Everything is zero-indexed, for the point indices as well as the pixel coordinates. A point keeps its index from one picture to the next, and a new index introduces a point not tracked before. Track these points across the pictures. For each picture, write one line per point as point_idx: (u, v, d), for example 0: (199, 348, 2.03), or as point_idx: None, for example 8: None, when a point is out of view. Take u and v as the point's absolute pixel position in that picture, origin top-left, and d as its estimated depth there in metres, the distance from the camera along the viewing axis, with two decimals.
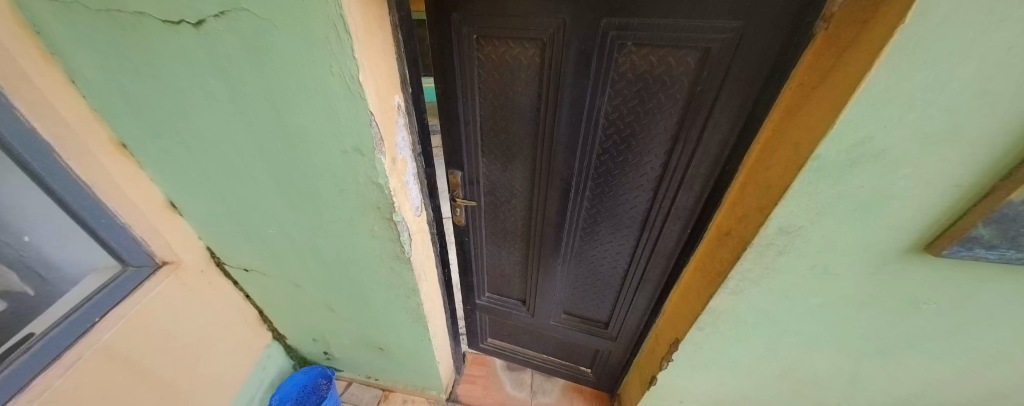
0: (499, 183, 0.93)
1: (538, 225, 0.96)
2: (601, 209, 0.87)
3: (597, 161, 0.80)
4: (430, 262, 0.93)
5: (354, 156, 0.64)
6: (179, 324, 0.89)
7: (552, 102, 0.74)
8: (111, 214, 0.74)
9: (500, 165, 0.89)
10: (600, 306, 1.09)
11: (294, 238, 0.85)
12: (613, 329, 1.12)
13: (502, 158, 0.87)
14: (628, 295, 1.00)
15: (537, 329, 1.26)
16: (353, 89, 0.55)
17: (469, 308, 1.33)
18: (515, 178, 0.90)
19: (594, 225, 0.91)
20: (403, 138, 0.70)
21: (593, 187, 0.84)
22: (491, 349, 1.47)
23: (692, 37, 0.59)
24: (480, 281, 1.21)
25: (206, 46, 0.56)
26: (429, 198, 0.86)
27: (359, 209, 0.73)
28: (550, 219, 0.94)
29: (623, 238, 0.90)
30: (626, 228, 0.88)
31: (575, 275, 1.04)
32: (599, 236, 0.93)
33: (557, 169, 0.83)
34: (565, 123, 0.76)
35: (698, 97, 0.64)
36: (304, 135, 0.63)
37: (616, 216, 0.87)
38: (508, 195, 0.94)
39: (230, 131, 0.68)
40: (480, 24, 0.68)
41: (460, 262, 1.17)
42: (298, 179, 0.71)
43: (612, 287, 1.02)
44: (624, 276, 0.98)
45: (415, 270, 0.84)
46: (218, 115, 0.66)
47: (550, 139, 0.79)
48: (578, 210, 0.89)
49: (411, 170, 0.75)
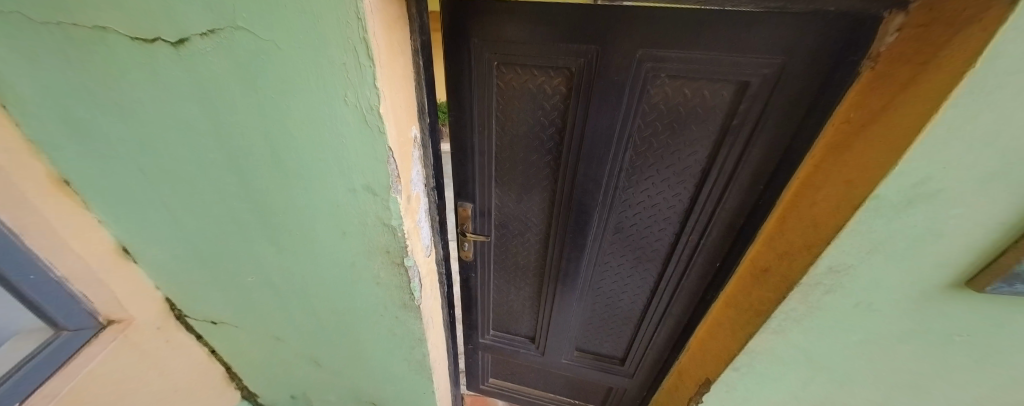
0: (513, 216, 0.86)
1: (554, 260, 0.90)
2: (623, 244, 0.83)
3: (622, 195, 0.75)
4: (436, 305, 0.83)
5: (364, 195, 0.55)
6: (128, 395, 0.73)
7: (576, 133, 0.69)
8: (44, 267, 0.59)
9: (515, 197, 0.83)
10: (617, 341, 1.03)
11: (279, 287, 0.73)
12: (629, 365, 1.06)
13: (518, 191, 0.81)
14: (647, 330, 0.96)
15: (546, 367, 1.18)
16: (370, 123, 0.48)
17: (470, 348, 1.22)
18: (531, 212, 0.84)
19: (615, 259, 0.86)
20: (417, 173, 0.62)
21: (616, 222, 0.79)
22: (492, 391, 1.36)
23: (731, 70, 0.57)
24: (484, 319, 1.11)
25: (187, 70, 0.47)
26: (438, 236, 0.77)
27: (364, 254, 0.63)
28: (567, 255, 0.88)
29: (644, 273, 0.86)
30: (649, 262, 0.84)
31: (590, 310, 0.98)
32: (618, 270, 0.88)
33: (578, 202, 0.78)
34: (589, 155, 0.71)
35: (733, 130, 0.62)
36: (305, 173, 0.54)
37: (639, 251, 0.83)
38: (522, 229, 0.88)
39: (208, 167, 0.57)
40: (502, 50, 0.63)
41: (463, 299, 1.08)
42: (292, 221, 0.61)
43: (630, 322, 0.97)
44: (643, 311, 0.93)
45: (424, 318, 0.74)
46: (195, 150, 0.55)
47: (572, 172, 0.74)
48: (598, 245, 0.84)
49: (424, 207, 0.67)
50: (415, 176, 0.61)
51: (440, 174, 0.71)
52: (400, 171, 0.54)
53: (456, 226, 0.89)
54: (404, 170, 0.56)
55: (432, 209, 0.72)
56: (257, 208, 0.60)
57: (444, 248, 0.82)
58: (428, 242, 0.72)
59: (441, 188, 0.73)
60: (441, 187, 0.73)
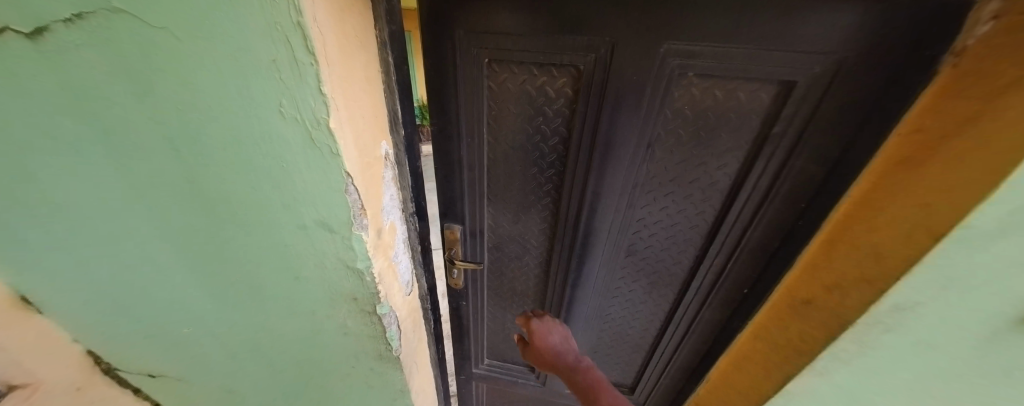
0: (508, 238, 0.75)
1: (556, 286, 0.79)
2: (636, 268, 0.72)
3: (635, 214, 0.64)
4: (422, 344, 0.72)
5: (319, 233, 0.42)
6: None
7: (583, 144, 0.58)
8: None
9: (511, 217, 0.71)
10: (626, 370, 0.93)
11: (227, 339, 0.59)
12: (639, 394, 0.97)
13: (515, 210, 0.70)
14: (661, 358, 0.86)
15: (547, 398, 1.10)
16: (319, 143, 0.35)
17: (463, 378, 1.12)
18: (529, 233, 0.73)
19: (626, 284, 0.76)
20: (391, 200, 0.50)
21: (627, 244, 0.69)
22: None
23: (775, 69, 0.46)
24: (478, 348, 1.01)
25: (48, 73, 0.33)
26: (422, 267, 0.65)
27: (326, 301, 0.51)
28: (570, 280, 0.77)
29: (658, 298, 0.76)
30: (664, 287, 0.74)
31: (596, 338, 0.88)
32: (630, 296, 0.77)
33: (585, 223, 0.67)
34: (599, 169, 0.60)
35: (771, 140, 0.52)
36: (240, 208, 0.42)
37: (653, 275, 0.72)
38: (520, 251, 0.77)
39: (104, 205, 0.42)
40: (493, 44, 0.51)
41: (454, 327, 0.97)
42: (231, 265, 0.48)
43: (641, 349, 0.87)
44: (655, 338, 0.84)
45: (404, 367, 0.62)
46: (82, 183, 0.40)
47: (578, 189, 0.63)
48: (607, 270, 0.74)
49: (401, 237, 0.55)
50: (388, 204, 0.49)
51: (422, 196, 0.59)
52: (367, 201, 0.42)
53: (445, 250, 0.78)
54: (372, 200, 0.44)
55: (413, 238, 0.60)
56: (180, 250, 0.47)
57: (429, 279, 0.70)
58: (408, 278, 0.60)
59: (423, 213, 0.60)
60: (423, 212, 0.60)
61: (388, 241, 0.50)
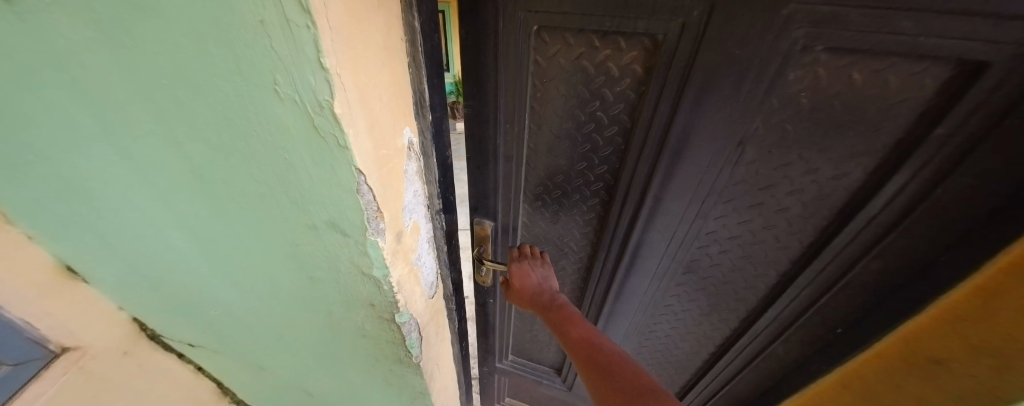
0: (546, 240, 0.67)
1: (596, 297, 0.70)
2: (697, 288, 0.61)
3: (706, 227, 0.53)
4: (445, 344, 0.68)
5: (328, 234, 0.36)
6: None
7: (652, 140, 0.46)
8: None
9: (551, 216, 0.62)
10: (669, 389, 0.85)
11: (251, 325, 0.58)
12: None
13: (556, 210, 0.61)
14: (712, 384, 0.77)
15: (572, 399, 1.06)
16: (324, 133, 0.27)
17: (486, 370, 1.10)
18: (571, 236, 0.64)
19: (680, 302, 0.65)
20: (415, 197, 0.42)
21: (690, 260, 0.58)
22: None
23: (965, 45, 0.30)
24: (503, 344, 0.97)
25: (7, 38, 0.27)
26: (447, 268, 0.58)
27: (341, 304, 0.46)
28: (613, 292, 0.67)
29: (719, 321, 0.65)
30: (730, 311, 0.62)
31: (637, 354, 0.80)
32: (682, 316, 0.67)
33: (640, 234, 0.56)
34: (667, 172, 0.48)
35: (925, 149, 0.37)
36: (247, 201, 0.36)
37: (717, 297, 0.61)
38: (557, 254, 0.68)
39: (112, 190, 0.39)
40: (546, 5, 0.39)
41: (480, 322, 0.92)
42: (244, 258, 0.44)
43: (688, 370, 0.78)
44: (706, 361, 0.74)
45: (424, 372, 0.58)
46: (85, 166, 0.37)
47: (637, 193, 0.52)
48: (659, 285, 0.63)
49: (425, 237, 0.48)
50: (410, 203, 0.41)
51: (450, 190, 0.52)
52: (384, 203, 0.35)
53: (473, 246, 0.71)
54: (390, 201, 0.36)
55: (438, 237, 0.53)
56: (195, 239, 0.44)
57: (455, 278, 0.64)
58: (432, 280, 0.54)
59: (450, 208, 0.53)
60: (450, 206, 0.53)
61: (410, 245, 0.43)
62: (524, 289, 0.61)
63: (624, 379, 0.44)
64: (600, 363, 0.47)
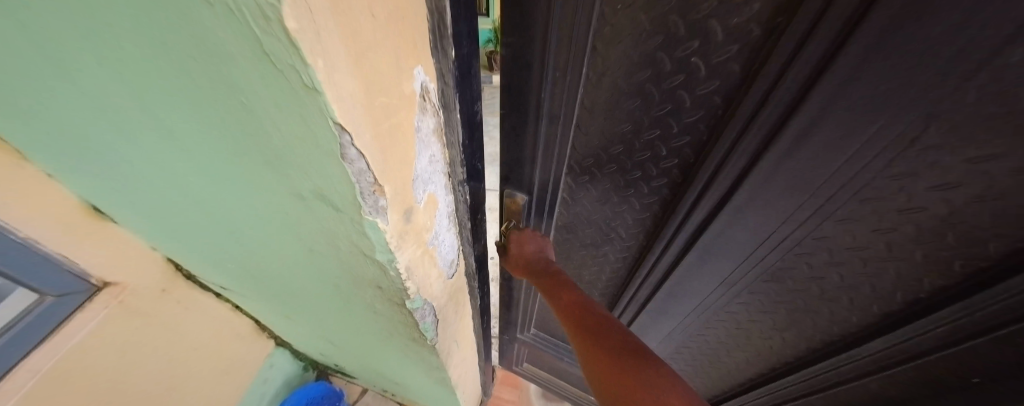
0: (591, 222, 0.60)
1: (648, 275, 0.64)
2: (785, 288, 0.52)
3: (819, 228, 0.40)
4: (467, 319, 0.64)
5: (318, 207, 0.28)
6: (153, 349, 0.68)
7: (771, 109, 0.30)
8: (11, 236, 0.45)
9: (600, 199, 0.53)
10: (715, 369, 0.83)
11: (267, 281, 0.56)
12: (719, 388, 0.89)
13: (608, 192, 0.52)
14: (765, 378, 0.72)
15: None
16: (279, 64, 0.17)
17: (507, 336, 1.09)
18: (625, 223, 0.55)
19: (753, 296, 0.57)
20: (430, 164, 0.32)
21: (787, 259, 0.47)
22: (524, 373, 1.23)
23: None
24: (525, 317, 0.93)
25: None
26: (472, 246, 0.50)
27: (347, 281, 0.40)
28: (679, 277, 0.60)
29: (796, 327, 0.56)
30: (817, 322, 0.52)
31: (687, 332, 0.76)
32: (751, 309, 0.60)
33: (723, 223, 0.45)
34: (784, 153, 0.34)
35: None
36: (221, 157, 0.28)
37: (806, 302, 0.51)
38: (604, 239, 0.62)
39: (79, 132, 0.32)
40: None
41: (504, 294, 0.87)
42: (241, 220, 0.38)
43: (737, 355, 0.73)
44: (771, 360, 0.67)
45: (439, 351, 0.54)
46: (38, 103, 0.30)
47: (729, 175, 0.39)
48: (736, 278, 0.54)
49: (445, 213, 0.39)
50: (422, 172, 0.31)
51: (478, 155, 0.42)
52: (381, 174, 0.25)
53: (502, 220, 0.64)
54: (390, 171, 0.26)
55: (461, 213, 0.43)
56: (187, 194, 0.38)
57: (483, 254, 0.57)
58: (454, 259, 0.46)
59: (478, 176, 0.44)
60: (478, 174, 0.44)
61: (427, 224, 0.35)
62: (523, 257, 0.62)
63: (613, 343, 0.48)
64: (592, 327, 0.51)
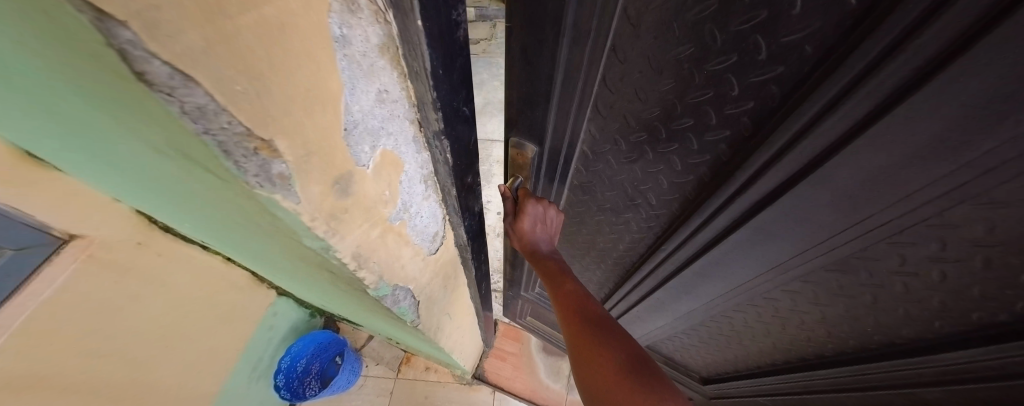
0: (612, 183, 0.54)
1: (677, 239, 0.56)
2: (856, 272, 0.43)
3: (937, 208, 0.31)
4: (463, 288, 0.57)
5: (200, 172, 0.18)
6: (138, 302, 0.63)
7: (949, 21, 0.18)
8: None
9: (628, 154, 0.46)
10: (733, 345, 0.78)
11: (230, 245, 0.48)
12: (731, 364, 0.84)
13: (639, 145, 0.43)
14: (789, 360, 0.66)
15: None
16: None
17: (512, 292, 1.05)
18: (657, 185, 0.48)
19: (803, 274, 0.48)
20: (366, 101, 0.20)
21: (881, 241, 0.37)
22: (527, 326, 1.21)
23: None
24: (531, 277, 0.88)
25: None
26: (464, 216, 0.40)
27: (298, 259, 0.31)
28: (727, 251, 0.51)
29: (851, 313, 0.49)
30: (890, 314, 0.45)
31: (708, 306, 0.70)
32: (792, 287, 0.52)
33: (808, 193, 0.35)
34: (941, 95, 0.22)
35: None
36: (29, 87, 0.17)
37: (881, 289, 0.43)
38: (627, 205, 0.58)
39: None
40: None
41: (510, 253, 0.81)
42: (147, 180, 0.28)
43: (760, 333, 0.67)
44: (806, 347, 0.61)
45: (427, 329, 0.47)
46: None
47: (829, 124, 0.27)
48: (797, 256, 0.45)
49: (419, 174, 0.29)
50: (347, 118, 0.19)
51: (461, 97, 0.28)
52: (254, 126, 0.14)
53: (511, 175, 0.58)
54: (270, 120, 0.15)
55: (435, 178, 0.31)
56: (68, 145, 0.28)
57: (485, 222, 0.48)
58: (438, 230, 0.37)
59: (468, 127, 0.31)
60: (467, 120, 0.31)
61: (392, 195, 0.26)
62: (529, 241, 0.59)
63: (608, 346, 0.45)
64: (592, 322, 0.49)
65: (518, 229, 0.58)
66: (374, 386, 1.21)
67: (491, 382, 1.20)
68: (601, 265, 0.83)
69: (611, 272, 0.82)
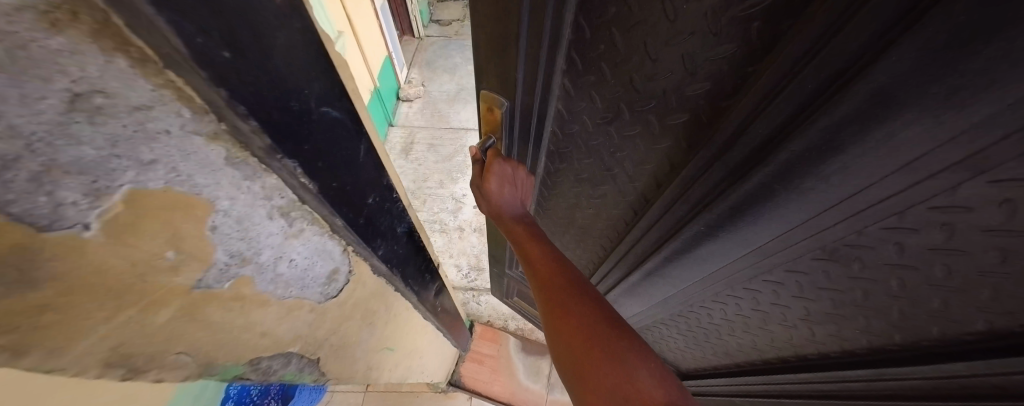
0: (589, 149, 0.49)
1: (656, 219, 0.51)
2: (840, 269, 0.38)
3: (932, 194, 0.26)
4: (411, 309, 0.49)
5: None
6: None
7: None
8: None
9: (605, 114, 0.41)
10: (713, 341, 0.74)
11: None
12: (709, 361, 0.81)
13: (615, 102, 0.38)
14: (768, 357, 0.63)
15: None
16: None
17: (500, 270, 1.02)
18: (634, 153, 0.43)
19: (791, 266, 0.43)
20: (17, 118, 0.10)
21: (861, 231, 0.33)
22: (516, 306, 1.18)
23: None
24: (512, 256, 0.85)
25: None
26: (377, 246, 0.31)
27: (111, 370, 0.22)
28: (704, 232, 0.46)
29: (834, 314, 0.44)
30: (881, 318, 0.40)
31: (688, 296, 0.66)
32: (775, 280, 0.47)
33: (786, 163, 0.31)
34: (952, 35, 0.16)
35: None
36: None
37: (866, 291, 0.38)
38: (602, 174, 0.52)
39: None
40: None
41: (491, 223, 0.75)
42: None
43: (740, 329, 0.63)
44: (786, 347, 0.57)
45: (335, 369, 0.40)
46: None
47: (816, 74, 0.23)
48: (774, 242, 0.41)
49: (273, 203, 0.21)
50: None
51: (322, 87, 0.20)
52: None
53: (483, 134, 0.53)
54: None
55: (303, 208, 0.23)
56: None
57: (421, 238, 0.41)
58: (338, 267, 0.29)
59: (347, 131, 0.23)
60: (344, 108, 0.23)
61: (185, 252, 0.19)
62: (497, 204, 0.53)
63: (582, 313, 0.40)
64: (563, 288, 0.43)
65: (484, 191, 0.52)
66: (341, 401, 1.15)
67: (467, 388, 1.15)
68: (581, 243, 0.77)
69: (591, 250, 0.77)
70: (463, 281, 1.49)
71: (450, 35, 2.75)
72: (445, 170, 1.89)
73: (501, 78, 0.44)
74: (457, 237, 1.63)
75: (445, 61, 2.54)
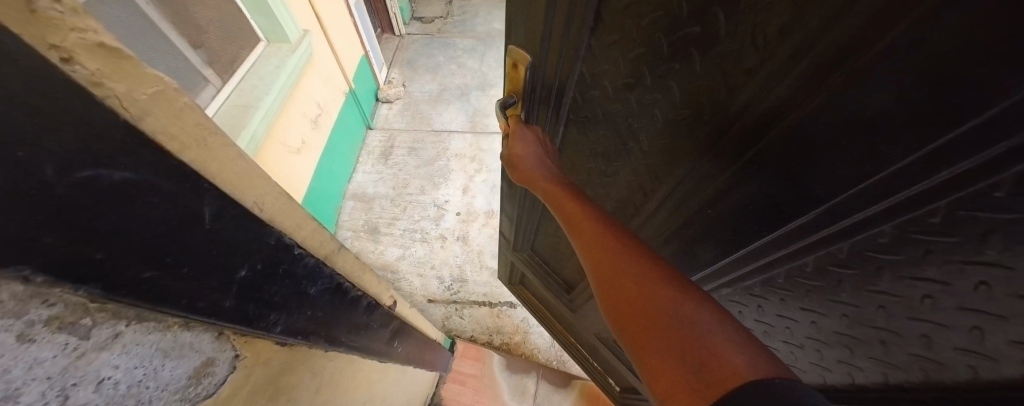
0: (607, 118, 0.46)
1: (663, 203, 0.49)
2: (836, 295, 0.33)
3: (941, 199, 0.23)
4: (353, 362, 0.42)
5: None
6: None
7: None
8: None
9: (626, 78, 0.39)
10: None
11: None
12: None
13: (639, 64, 0.36)
14: None
15: (575, 320, 1.02)
16: None
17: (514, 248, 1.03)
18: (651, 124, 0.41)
19: (796, 286, 0.38)
20: None
21: (863, 245, 0.29)
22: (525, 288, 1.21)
23: None
24: (528, 226, 0.88)
25: None
26: (268, 323, 0.23)
27: None
28: (711, 221, 0.44)
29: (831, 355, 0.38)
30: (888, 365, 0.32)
31: None
32: (777, 300, 0.42)
33: (801, 142, 0.28)
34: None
35: None
36: None
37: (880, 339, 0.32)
38: (617, 149, 0.49)
39: None
40: None
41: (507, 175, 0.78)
42: None
43: None
44: None
45: None
46: None
47: (844, 30, 0.21)
48: (770, 244, 0.37)
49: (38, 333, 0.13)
50: None
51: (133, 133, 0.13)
52: None
53: (505, 95, 0.52)
54: None
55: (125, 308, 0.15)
56: None
57: (356, 286, 0.34)
58: (211, 357, 0.21)
59: (196, 193, 0.16)
60: (199, 145, 0.17)
61: None
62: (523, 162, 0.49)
63: (632, 269, 0.32)
64: (607, 244, 0.35)
65: (510, 152, 0.50)
66: None
67: None
68: None
69: None
70: (446, 293, 1.43)
71: (431, 32, 2.65)
72: (426, 175, 1.80)
73: (529, 31, 0.43)
74: (438, 246, 1.55)
75: (427, 59, 2.45)
